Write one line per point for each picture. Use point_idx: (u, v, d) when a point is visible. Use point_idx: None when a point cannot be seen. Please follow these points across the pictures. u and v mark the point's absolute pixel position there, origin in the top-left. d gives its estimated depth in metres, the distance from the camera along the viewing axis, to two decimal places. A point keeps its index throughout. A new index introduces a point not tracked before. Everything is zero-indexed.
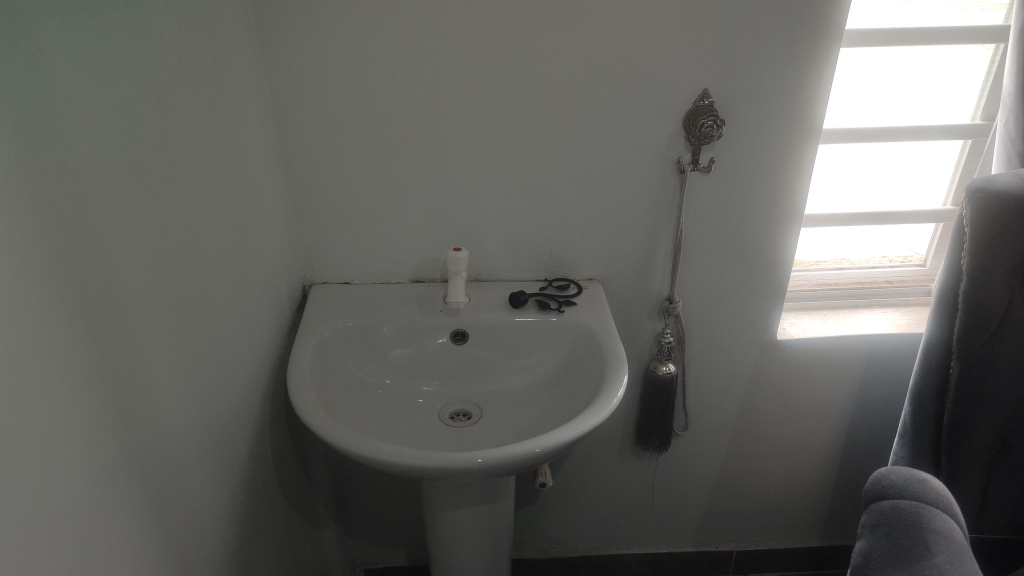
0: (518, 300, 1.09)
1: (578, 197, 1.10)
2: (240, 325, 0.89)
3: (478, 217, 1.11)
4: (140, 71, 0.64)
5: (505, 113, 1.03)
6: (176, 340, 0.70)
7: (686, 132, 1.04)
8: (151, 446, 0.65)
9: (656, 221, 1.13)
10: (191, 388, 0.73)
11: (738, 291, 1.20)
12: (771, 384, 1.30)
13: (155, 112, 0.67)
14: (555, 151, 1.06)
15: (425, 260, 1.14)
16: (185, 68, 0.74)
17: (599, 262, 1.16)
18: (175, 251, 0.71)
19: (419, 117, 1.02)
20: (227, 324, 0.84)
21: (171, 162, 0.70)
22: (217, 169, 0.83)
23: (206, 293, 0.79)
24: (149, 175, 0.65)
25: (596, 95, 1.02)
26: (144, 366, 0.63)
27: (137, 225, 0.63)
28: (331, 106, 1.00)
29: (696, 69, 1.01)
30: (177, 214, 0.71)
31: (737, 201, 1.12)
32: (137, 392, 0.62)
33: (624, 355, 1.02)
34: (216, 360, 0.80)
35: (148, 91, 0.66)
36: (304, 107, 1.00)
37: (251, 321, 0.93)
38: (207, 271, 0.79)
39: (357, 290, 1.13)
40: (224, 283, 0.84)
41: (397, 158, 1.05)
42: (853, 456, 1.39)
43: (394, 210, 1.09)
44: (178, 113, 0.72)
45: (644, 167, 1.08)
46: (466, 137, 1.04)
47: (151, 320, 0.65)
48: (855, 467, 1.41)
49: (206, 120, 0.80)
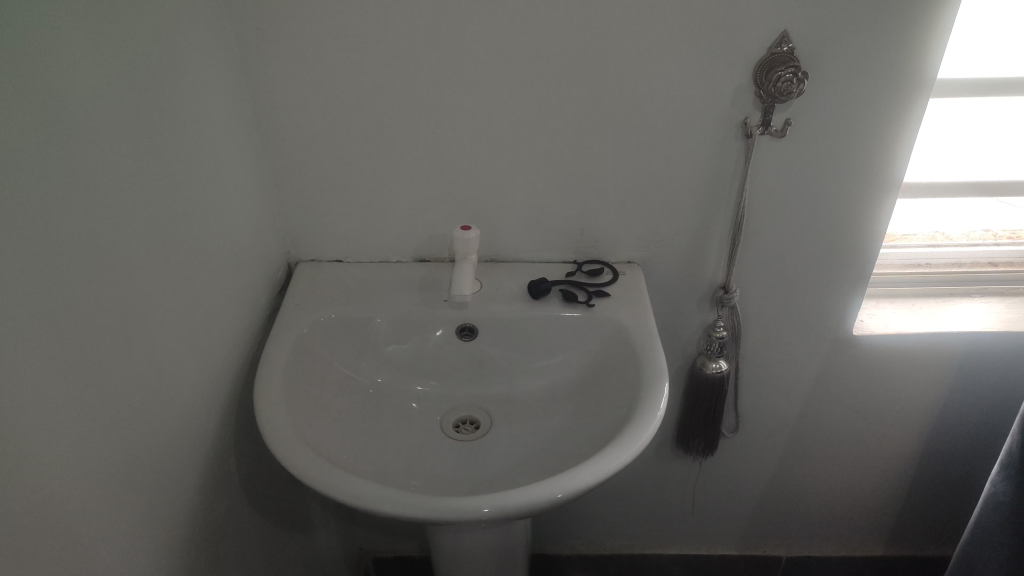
0: (539, 290, 0.90)
1: (616, 165, 0.90)
2: (191, 330, 0.72)
3: (494, 188, 0.92)
4: (19, 49, 0.47)
5: (527, 61, 0.82)
6: (92, 389, 0.55)
7: (757, 84, 0.83)
8: (43, 531, 0.50)
9: (712, 195, 0.92)
10: (110, 430, 0.57)
11: (808, 279, 1.00)
12: (840, 384, 1.10)
13: (50, 101, 0.50)
14: (589, 109, 0.85)
15: (431, 237, 0.95)
16: (99, 27, 0.56)
17: (640, 243, 0.96)
18: (90, 278, 0.55)
19: (420, 66, 0.82)
20: (175, 334, 0.68)
21: (83, 161, 0.54)
22: (162, 154, 0.66)
23: (136, 300, 0.62)
24: (30, 169, 0.48)
25: (643, 39, 0.80)
26: (18, 424, 0.46)
27: (20, 262, 0.47)
28: (309, 51, 0.81)
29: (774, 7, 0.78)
30: (83, 211, 0.54)
31: (816, 174, 0.90)
32: (17, 476, 0.46)
33: (664, 363, 0.83)
34: (152, 382, 0.64)
35: (37, 74, 0.48)
36: (277, 54, 0.81)
37: (209, 322, 0.77)
38: (133, 271, 0.61)
39: (349, 270, 0.95)
40: (168, 282, 0.67)
41: (395, 114, 0.85)
42: (931, 465, 1.20)
43: (392, 176, 0.90)
44: (86, 80, 0.54)
45: (700, 130, 0.87)
46: (479, 91, 0.84)
47: (47, 379, 0.49)
48: (934, 477, 1.21)
49: (133, 77, 0.61)
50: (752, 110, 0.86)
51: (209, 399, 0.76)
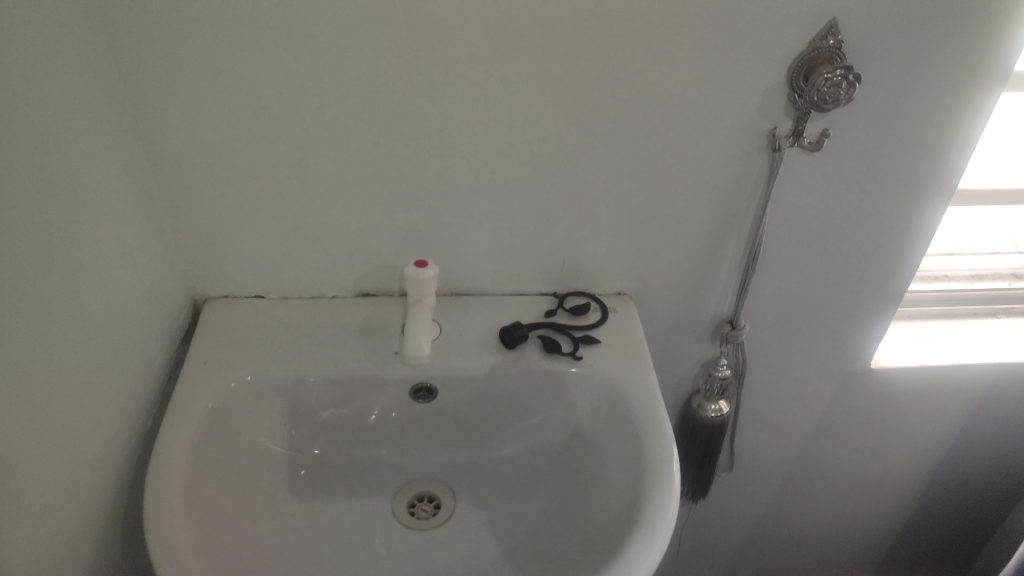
0: (514, 338, 0.72)
1: (609, 182, 0.72)
2: (64, 433, 0.53)
3: (456, 210, 0.73)
4: None
5: (501, 54, 0.62)
6: None
7: (792, 87, 0.66)
8: None
9: (723, 217, 0.76)
10: None
11: (826, 311, 0.85)
12: (850, 419, 0.97)
13: None
14: (579, 115, 0.67)
15: (376, 268, 0.77)
16: None
17: (633, 272, 0.79)
18: None
19: (360, 59, 0.62)
20: (28, 457, 0.48)
21: None
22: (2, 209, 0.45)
23: None
24: None
25: (653, 29, 0.62)
26: None
27: None
28: (210, 41, 0.60)
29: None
30: None
31: (849, 194, 0.74)
32: None
33: (672, 437, 0.67)
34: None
35: None
36: (162, 43, 0.60)
37: (87, 411, 0.57)
38: None
39: (273, 312, 0.76)
40: (8, 397, 0.46)
41: (328, 120, 0.65)
42: (937, 496, 1.08)
43: (326, 197, 0.71)
44: None
45: (716, 142, 0.70)
46: (439, 91, 0.64)
47: None
48: (939, 507, 1.10)
49: None
50: (783, 118, 0.68)
51: (92, 517, 0.57)
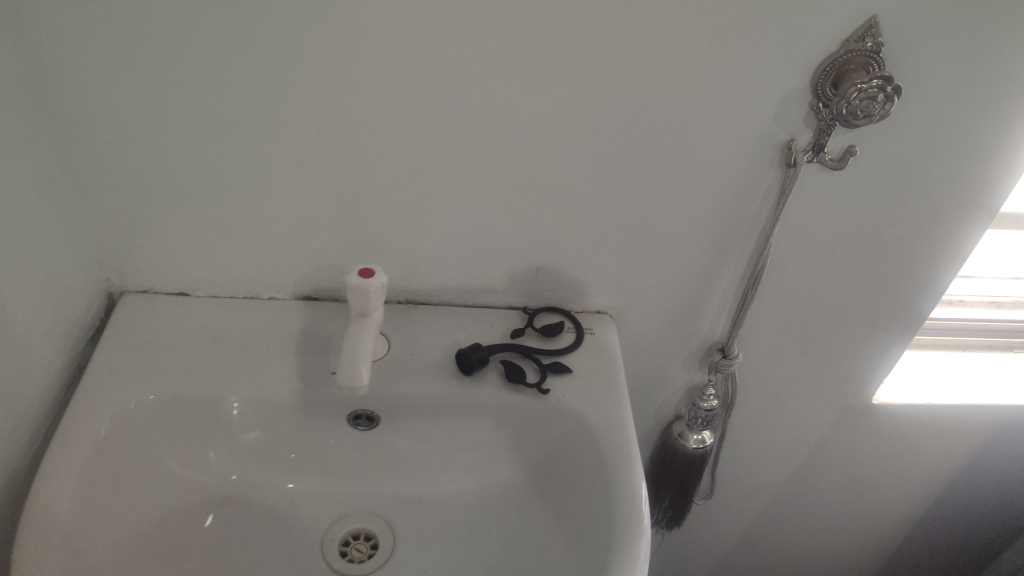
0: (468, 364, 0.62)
1: (594, 189, 0.62)
2: None
3: (414, 210, 0.63)
4: None
5: (472, 33, 0.52)
6: None
7: (818, 92, 0.55)
8: None
9: (723, 236, 0.66)
10: None
11: (831, 342, 0.76)
12: (844, 452, 0.88)
13: None
14: (562, 110, 0.57)
15: (320, 268, 0.67)
16: None
17: (615, 289, 0.70)
18: None
19: (300, 27, 0.51)
20: None
21: None
22: None
23: None
24: None
25: (655, 17, 0.52)
26: None
27: None
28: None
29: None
30: None
31: (869, 219, 0.65)
32: None
33: (644, 486, 0.57)
34: None
35: None
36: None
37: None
38: None
39: (202, 313, 0.67)
40: None
41: (263, 98, 0.55)
42: (927, 529, 1.01)
43: (261, 188, 0.60)
44: None
45: (720, 151, 0.60)
46: (396, 73, 0.54)
47: None
48: (927, 539, 1.03)
49: None
50: (803, 130, 0.58)
51: None
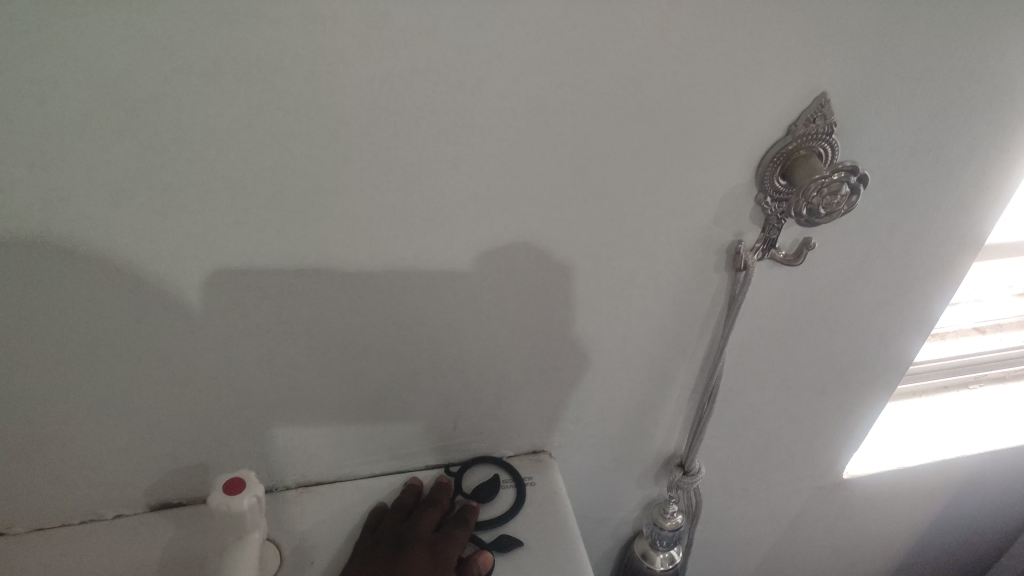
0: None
1: (510, 323, 0.50)
2: None
3: (291, 382, 0.50)
4: None
5: (328, 182, 0.40)
6: None
7: (765, 187, 0.45)
8: None
9: (667, 348, 0.55)
10: None
11: (794, 429, 0.67)
12: (817, 531, 0.80)
13: None
14: (461, 247, 0.45)
15: (180, 471, 0.53)
16: None
17: (549, 420, 0.59)
18: None
19: (89, 201, 0.37)
20: None
21: None
22: None
23: None
24: None
25: (560, 138, 0.41)
26: None
27: None
28: None
29: (797, 76, 0.41)
30: None
31: (828, 304, 0.56)
32: None
33: None
34: None
35: None
36: None
37: None
38: None
39: (29, 559, 0.51)
40: None
41: (55, 291, 0.40)
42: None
43: (79, 394, 0.46)
44: None
45: (655, 266, 0.49)
46: (235, 237, 0.41)
47: None
48: None
49: None
50: (750, 227, 0.48)
51: None
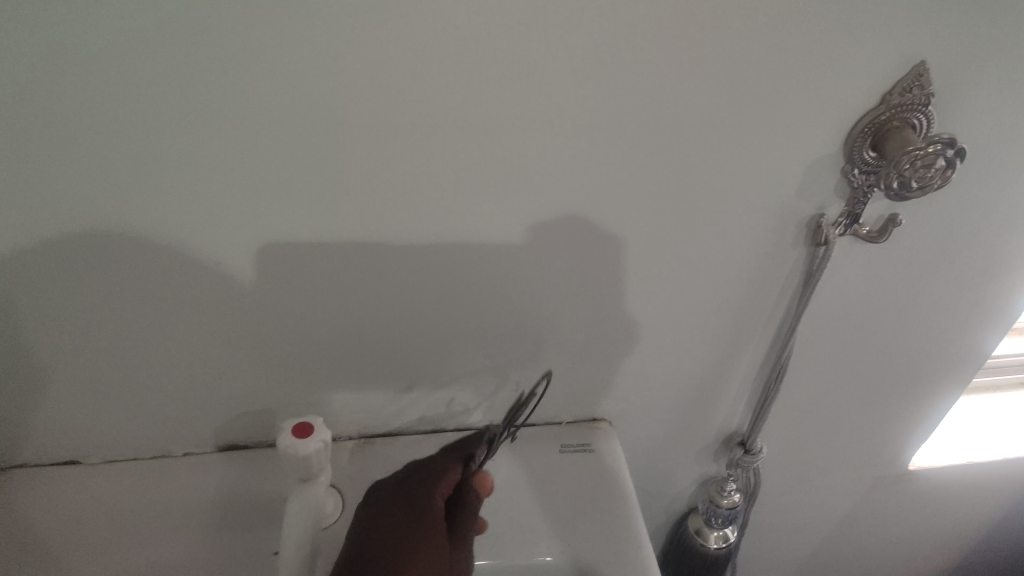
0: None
1: (577, 289, 0.50)
2: None
3: (357, 337, 0.50)
4: None
5: (409, 140, 0.39)
6: None
7: (853, 157, 0.44)
8: None
9: (736, 322, 0.54)
10: None
11: (861, 417, 0.65)
12: (875, 523, 0.78)
13: None
14: (532, 209, 0.44)
15: (246, 416, 0.54)
16: None
17: (609, 389, 0.58)
18: None
19: (173, 146, 0.37)
20: None
21: None
22: None
23: None
24: None
25: (645, 102, 0.40)
26: None
27: None
28: None
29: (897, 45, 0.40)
30: None
31: (908, 288, 0.54)
32: None
33: None
34: None
35: None
36: None
37: None
38: None
39: (101, 490, 0.53)
40: None
41: (136, 233, 0.41)
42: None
43: (155, 334, 0.47)
44: None
45: (730, 238, 0.48)
46: (311, 190, 0.41)
47: None
48: None
49: None
50: (833, 200, 0.46)
51: None
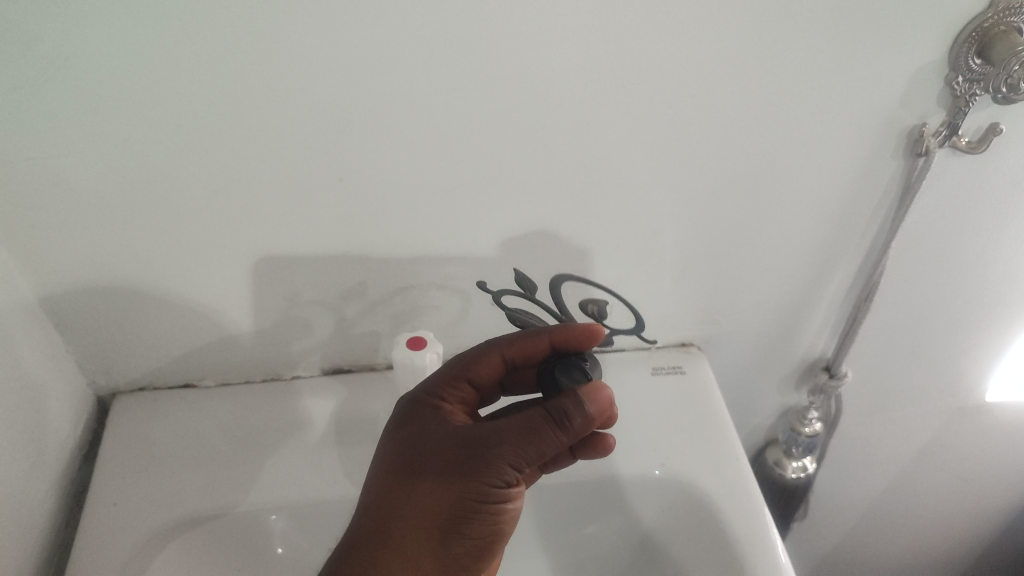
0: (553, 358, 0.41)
1: (675, 210, 0.52)
2: None
3: (462, 254, 0.52)
4: None
5: (523, 53, 0.42)
6: None
7: (959, 65, 0.45)
8: None
9: (828, 243, 0.55)
10: None
11: (947, 348, 0.65)
12: (955, 461, 0.78)
13: None
14: (634, 126, 0.46)
15: (353, 336, 0.57)
16: None
17: (699, 313, 0.60)
18: None
19: (307, 63, 0.40)
20: None
21: None
22: None
23: None
24: None
25: (748, 13, 0.41)
26: None
27: None
28: (71, 68, 0.38)
29: None
30: None
31: (1007, 210, 0.54)
32: None
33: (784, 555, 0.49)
34: None
35: None
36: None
37: None
38: None
39: (217, 409, 0.56)
40: None
41: (266, 153, 0.44)
42: None
43: (275, 255, 0.50)
44: None
45: (829, 156, 0.49)
46: (432, 104, 0.43)
47: None
48: None
49: None
50: (935, 109, 0.47)
51: None
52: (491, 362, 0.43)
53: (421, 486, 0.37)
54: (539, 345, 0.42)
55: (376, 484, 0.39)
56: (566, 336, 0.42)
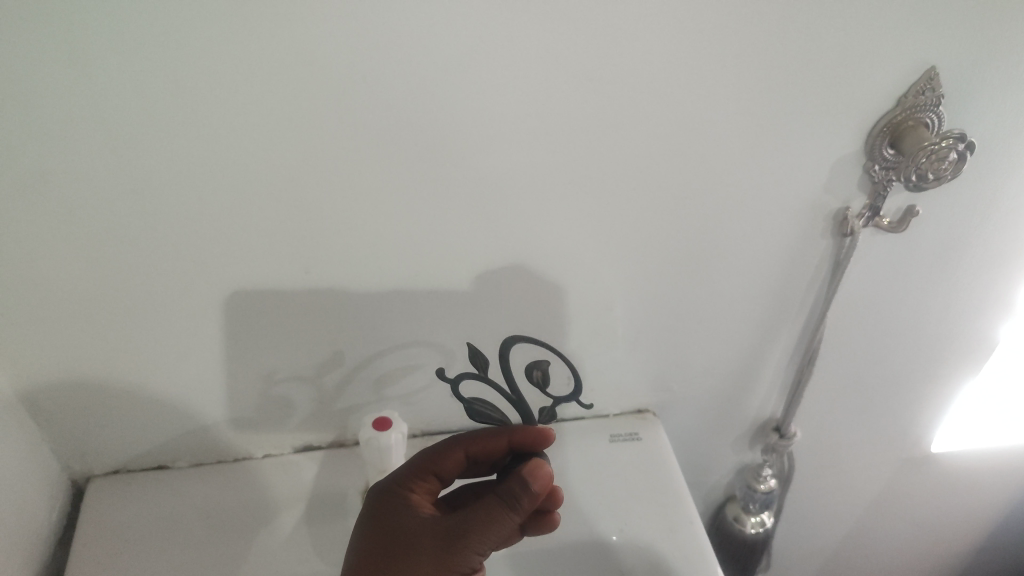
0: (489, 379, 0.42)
1: (624, 288, 0.55)
2: None
3: (424, 336, 0.55)
4: None
5: (474, 156, 0.45)
6: None
7: (874, 155, 0.49)
8: None
9: (769, 314, 0.59)
10: None
11: (890, 405, 0.69)
12: (908, 509, 0.81)
13: None
14: (580, 216, 0.50)
15: (322, 413, 0.60)
16: None
17: (654, 380, 0.63)
18: None
19: (272, 169, 0.43)
20: None
21: None
22: None
23: None
24: None
25: (678, 116, 0.45)
26: None
27: None
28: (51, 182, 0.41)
29: (904, 61, 0.45)
30: None
31: (931, 279, 0.58)
32: None
33: None
34: None
35: None
36: None
37: None
38: None
39: (189, 489, 0.58)
40: None
41: (236, 251, 0.47)
42: (999, 571, 0.93)
43: (245, 342, 0.52)
44: None
45: (764, 236, 0.53)
46: (391, 202, 0.46)
47: None
48: None
49: None
50: (857, 194, 0.51)
51: None
52: (455, 458, 0.45)
53: (396, 567, 0.39)
54: (500, 444, 0.45)
55: (354, 574, 0.41)
56: (524, 438, 0.45)
